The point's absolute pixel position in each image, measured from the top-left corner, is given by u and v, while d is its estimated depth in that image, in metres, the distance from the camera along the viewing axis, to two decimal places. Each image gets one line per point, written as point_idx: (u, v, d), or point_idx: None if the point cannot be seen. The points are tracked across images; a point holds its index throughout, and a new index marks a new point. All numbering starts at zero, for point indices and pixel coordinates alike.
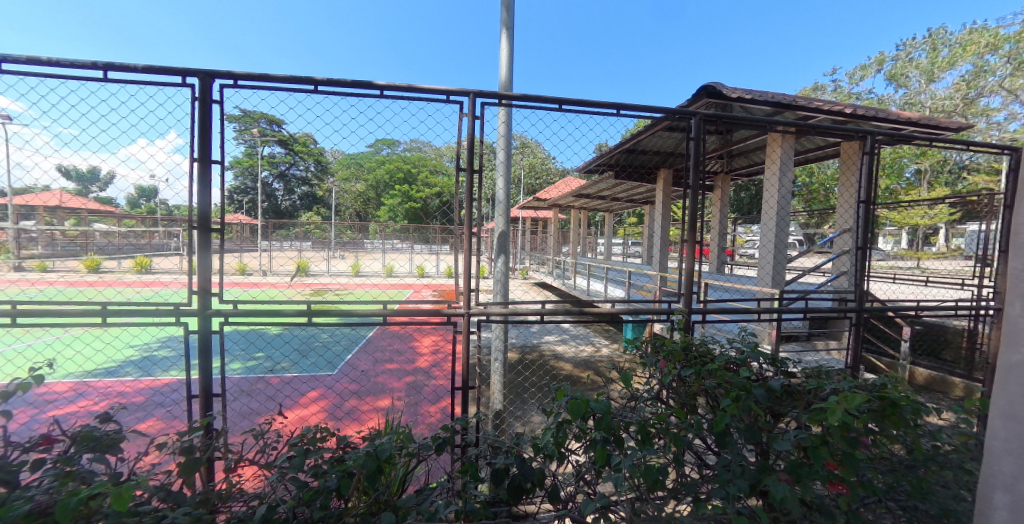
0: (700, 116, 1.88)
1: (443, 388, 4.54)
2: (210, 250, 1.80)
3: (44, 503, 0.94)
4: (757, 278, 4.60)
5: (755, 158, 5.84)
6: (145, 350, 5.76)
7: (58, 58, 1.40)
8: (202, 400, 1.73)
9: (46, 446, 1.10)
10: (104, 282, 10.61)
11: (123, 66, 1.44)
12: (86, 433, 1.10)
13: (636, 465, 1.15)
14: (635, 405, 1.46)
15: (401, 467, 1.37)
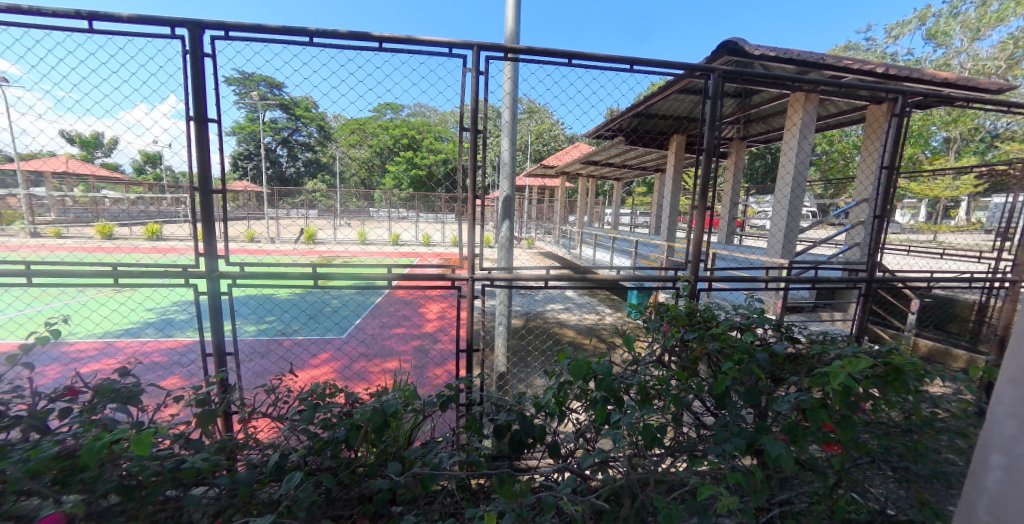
0: (720, 72, 1.76)
1: (448, 351, 4.67)
2: (213, 213, 1.80)
3: (71, 446, 0.98)
4: (765, 248, 4.53)
5: (773, 124, 5.61)
6: (160, 312, 5.92)
7: (39, 7, 1.34)
8: (214, 358, 1.78)
9: (70, 397, 1.14)
10: (119, 247, 10.80)
11: (107, 16, 1.39)
12: (105, 385, 1.13)
13: (635, 423, 1.17)
14: (636, 369, 1.47)
15: (407, 423, 1.42)
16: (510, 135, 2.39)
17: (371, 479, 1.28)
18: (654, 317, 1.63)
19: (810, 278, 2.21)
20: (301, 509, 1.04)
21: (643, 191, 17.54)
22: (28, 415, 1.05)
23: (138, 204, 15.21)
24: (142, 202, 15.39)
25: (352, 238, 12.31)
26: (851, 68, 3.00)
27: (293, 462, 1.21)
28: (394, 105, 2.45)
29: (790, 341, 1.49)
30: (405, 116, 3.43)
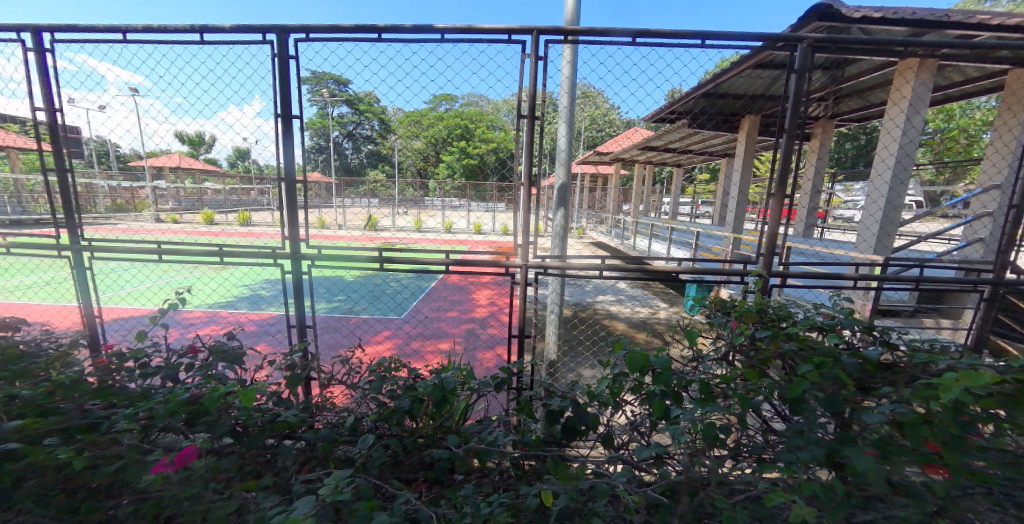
0: (809, 41, 1.57)
1: (498, 337, 4.80)
2: (296, 201, 2.00)
3: (197, 394, 1.19)
4: (854, 242, 4.07)
5: (871, 99, 4.97)
6: (250, 288, 6.72)
7: (162, 23, 1.56)
8: (297, 330, 2.00)
9: (193, 354, 1.37)
10: (216, 230, 12.30)
11: (214, 27, 1.59)
12: (218, 346, 1.34)
13: (696, 420, 1.15)
14: (696, 365, 1.42)
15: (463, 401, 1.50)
16: (568, 121, 2.38)
17: (431, 449, 1.37)
18: (718, 311, 1.55)
19: (914, 277, 1.94)
20: (374, 467, 1.17)
21: (707, 178, 16.41)
22: (164, 366, 1.28)
23: (231, 194, 17.20)
24: (234, 193, 17.37)
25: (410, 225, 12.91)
26: (982, 27, 2.54)
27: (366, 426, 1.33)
28: (450, 96, 2.52)
29: (885, 347, 1.33)
30: (458, 106, 3.52)
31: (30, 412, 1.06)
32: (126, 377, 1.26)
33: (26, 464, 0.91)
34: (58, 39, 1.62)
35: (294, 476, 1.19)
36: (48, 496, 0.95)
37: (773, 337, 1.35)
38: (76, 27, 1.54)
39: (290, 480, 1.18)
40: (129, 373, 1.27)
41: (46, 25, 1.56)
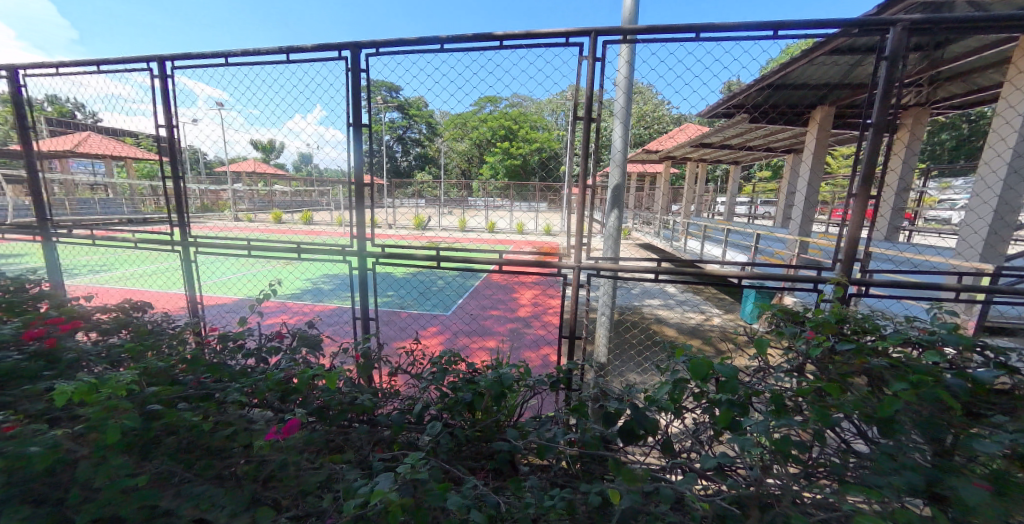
0: (904, 24, 1.43)
1: (542, 337, 4.79)
2: (364, 203, 2.16)
3: (290, 374, 1.35)
4: (956, 248, 3.60)
5: (979, 82, 4.39)
6: (311, 281, 7.23)
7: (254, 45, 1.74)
8: (362, 323, 2.16)
9: (279, 339, 1.55)
10: (278, 228, 13.27)
11: (297, 46, 1.75)
12: (302, 333, 1.50)
13: (770, 432, 1.03)
14: (766, 374, 1.30)
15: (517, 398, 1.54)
16: (624, 121, 2.35)
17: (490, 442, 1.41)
18: (786, 319, 1.42)
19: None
20: (443, 451, 1.24)
21: (768, 176, 15.29)
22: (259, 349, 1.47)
23: (294, 195, 18.58)
24: (297, 194, 18.74)
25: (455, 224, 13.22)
26: None
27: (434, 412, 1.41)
28: (496, 98, 2.57)
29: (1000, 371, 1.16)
30: (503, 107, 3.56)
31: (161, 380, 1.23)
32: (230, 356, 1.45)
33: (164, 424, 1.05)
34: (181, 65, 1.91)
35: (370, 454, 1.29)
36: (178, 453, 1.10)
37: (854, 350, 1.22)
38: (181, 56, 1.75)
39: (366, 457, 1.29)
40: (231, 353, 1.46)
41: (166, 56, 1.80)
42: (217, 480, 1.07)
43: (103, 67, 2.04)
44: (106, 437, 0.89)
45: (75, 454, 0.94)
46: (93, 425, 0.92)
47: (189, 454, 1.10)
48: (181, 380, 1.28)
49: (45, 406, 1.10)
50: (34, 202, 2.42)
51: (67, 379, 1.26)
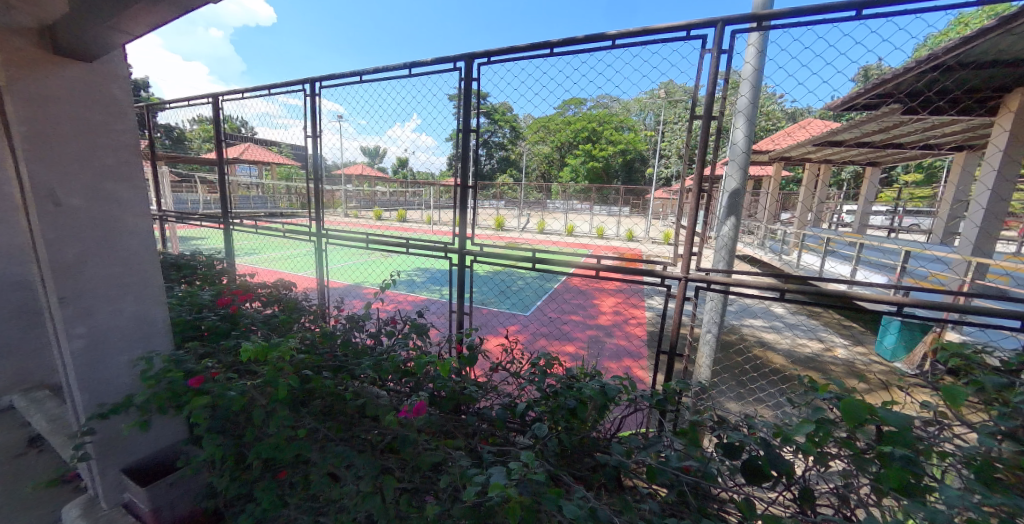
0: None
1: (624, 348, 4.57)
2: (466, 201, 2.37)
3: (408, 359, 1.53)
4: None
5: None
6: (403, 273, 7.82)
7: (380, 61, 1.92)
8: (456, 317, 2.40)
9: (393, 323, 1.87)
10: (381, 225, 14.63)
11: (418, 61, 1.90)
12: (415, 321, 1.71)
13: (968, 505, 0.77)
14: (950, 429, 1.00)
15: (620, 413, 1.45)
16: (749, 119, 2.11)
17: (597, 453, 1.36)
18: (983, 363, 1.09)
19: None
20: (550, 456, 1.21)
21: (918, 181, 12.56)
22: (380, 329, 1.80)
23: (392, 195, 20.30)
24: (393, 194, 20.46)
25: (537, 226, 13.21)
26: None
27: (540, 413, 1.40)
28: (582, 99, 2.51)
29: None
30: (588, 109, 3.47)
31: (308, 350, 1.57)
32: (356, 331, 1.79)
33: (313, 386, 1.35)
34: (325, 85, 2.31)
35: (476, 445, 1.35)
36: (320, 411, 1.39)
37: None
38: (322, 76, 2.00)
39: (474, 447, 1.34)
40: (358, 330, 1.81)
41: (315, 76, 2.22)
42: (347, 441, 1.35)
43: (262, 89, 2.39)
44: (279, 391, 1.21)
45: (257, 399, 1.29)
46: (270, 381, 1.27)
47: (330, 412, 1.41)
48: (319, 351, 1.63)
49: (235, 361, 1.52)
50: (219, 199, 3.11)
51: (246, 341, 1.70)
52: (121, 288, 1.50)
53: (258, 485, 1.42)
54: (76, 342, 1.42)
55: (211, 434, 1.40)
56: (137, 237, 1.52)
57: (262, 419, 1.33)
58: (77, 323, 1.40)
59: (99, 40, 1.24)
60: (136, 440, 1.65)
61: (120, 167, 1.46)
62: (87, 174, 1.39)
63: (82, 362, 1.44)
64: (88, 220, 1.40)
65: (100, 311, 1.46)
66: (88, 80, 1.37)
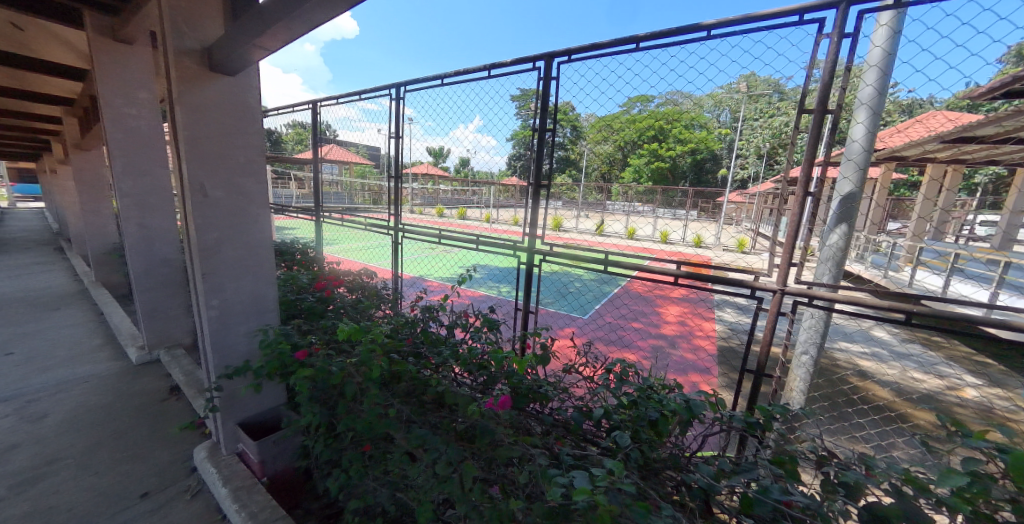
0: None
1: (691, 362, 4.29)
2: (539, 199, 2.38)
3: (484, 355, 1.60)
4: None
5: None
6: (462, 269, 8.03)
7: (461, 66, 2.02)
8: (522, 316, 2.40)
9: (465, 318, 1.96)
10: (444, 222, 15.16)
11: (497, 64, 1.99)
12: (488, 317, 1.77)
13: None
14: None
15: (704, 431, 1.36)
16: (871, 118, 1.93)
17: (676, 471, 1.27)
18: None
19: None
20: (632, 465, 1.16)
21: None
22: (457, 322, 1.91)
23: (454, 194, 20.96)
24: (455, 193, 21.13)
25: (599, 229, 12.86)
26: None
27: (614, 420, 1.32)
28: (647, 96, 2.38)
29: None
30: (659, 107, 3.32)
31: (393, 336, 1.72)
32: (433, 321, 1.91)
33: (397, 368, 1.48)
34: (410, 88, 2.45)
35: (552, 445, 1.35)
36: (403, 394, 1.51)
37: None
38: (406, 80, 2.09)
39: (550, 446, 1.34)
40: (435, 321, 1.93)
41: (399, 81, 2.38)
42: (425, 423, 1.46)
43: (358, 93, 2.64)
44: (372, 370, 1.35)
45: (354, 375, 1.46)
46: (364, 359, 1.43)
47: (412, 395, 1.53)
48: (402, 336, 1.77)
49: (333, 339, 1.74)
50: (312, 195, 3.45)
51: (340, 323, 1.91)
52: (245, 268, 1.72)
53: (347, 453, 1.58)
54: (209, 312, 1.66)
55: (311, 403, 1.59)
56: (259, 224, 1.73)
57: (355, 393, 1.49)
58: (213, 296, 1.65)
59: (243, 57, 1.43)
60: (249, 400, 1.94)
61: (249, 164, 1.66)
62: (226, 170, 1.61)
63: (215, 330, 1.69)
64: (224, 210, 1.63)
65: (228, 286, 1.69)
66: (231, 89, 1.57)
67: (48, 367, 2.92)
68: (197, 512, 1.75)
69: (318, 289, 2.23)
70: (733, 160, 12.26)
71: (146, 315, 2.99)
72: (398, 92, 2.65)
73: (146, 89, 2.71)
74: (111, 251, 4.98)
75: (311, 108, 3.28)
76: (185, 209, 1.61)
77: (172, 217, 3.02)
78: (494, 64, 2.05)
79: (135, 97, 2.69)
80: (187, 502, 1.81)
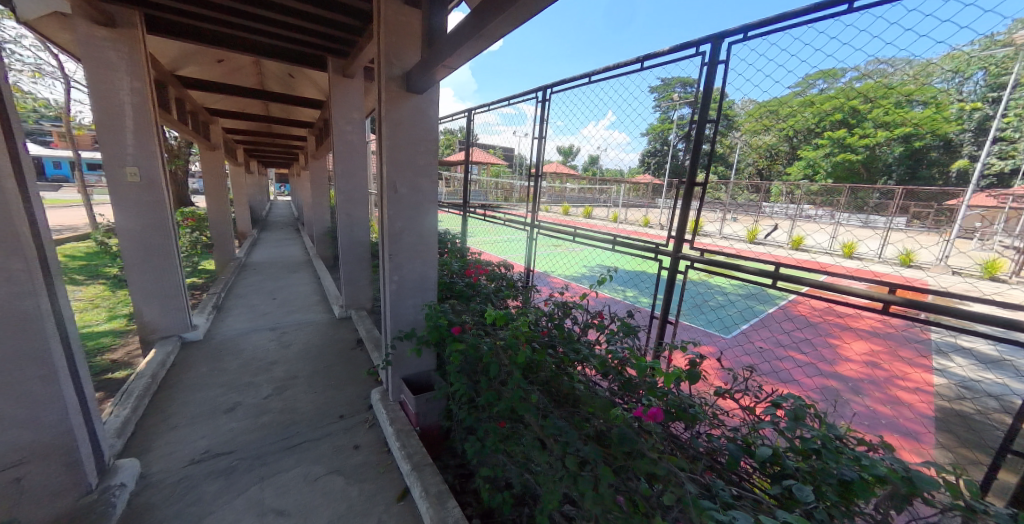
0: None
1: (891, 410, 3.18)
2: (691, 200, 2.18)
3: (623, 361, 1.60)
4: None
5: None
6: (587, 269, 7.86)
7: (616, 63, 2.03)
8: (659, 324, 2.24)
9: (599, 319, 1.98)
10: (571, 220, 15.16)
11: (653, 54, 1.95)
12: (627, 323, 1.76)
13: None
14: None
15: (929, 517, 1.07)
16: None
17: None
18: None
19: None
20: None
21: None
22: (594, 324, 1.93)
23: (583, 192, 20.70)
24: (584, 190, 20.90)
25: (754, 236, 11.10)
26: None
27: (789, 464, 1.20)
28: (837, 71, 1.95)
29: None
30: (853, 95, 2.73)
31: (533, 326, 1.87)
32: (569, 317, 1.97)
33: (538, 359, 1.61)
34: (556, 90, 2.56)
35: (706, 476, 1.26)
36: (546, 385, 1.63)
37: None
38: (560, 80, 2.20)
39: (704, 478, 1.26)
40: (572, 318, 1.99)
41: (547, 84, 2.54)
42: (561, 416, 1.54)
43: (516, 96, 2.89)
44: (519, 356, 1.49)
45: (501, 358, 1.67)
46: (512, 342, 1.62)
47: (552, 387, 1.63)
48: (540, 328, 1.90)
49: (481, 320, 1.99)
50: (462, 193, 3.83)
51: (487, 307, 2.16)
52: (417, 253, 2.19)
53: (484, 424, 1.76)
54: (391, 285, 2.17)
55: (460, 374, 1.83)
56: (429, 216, 2.19)
57: (499, 373, 1.68)
58: (394, 273, 2.14)
59: (430, 79, 1.85)
60: (412, 362, 2.40)
61: (424, 166, 2.12)
62: (411, 174, 2.10)
63: (394, 299, 2.20)
64: (405, 204, 2.11)
65: (405, 267, 2.17)
66: (419, 106, 2.04)
67: (292, 312, 4.19)
68: (373, 439, 2.34)
69: (467, 274, 2.60)
70: (977, 147, 8.98)
71: (346, 283, 3.98)
72: (543, 94, 2.75)
73: (358, 110, 3.57)
74: (324, 234, 6.53)
75: (466, 116, 3.67)
76: (382, 204, 2.14)
77: (365, 210, 3.83)
78: (650, 55, 1.97)
79: (352, 117, 3.58)
80: (366, 430, 2.43)
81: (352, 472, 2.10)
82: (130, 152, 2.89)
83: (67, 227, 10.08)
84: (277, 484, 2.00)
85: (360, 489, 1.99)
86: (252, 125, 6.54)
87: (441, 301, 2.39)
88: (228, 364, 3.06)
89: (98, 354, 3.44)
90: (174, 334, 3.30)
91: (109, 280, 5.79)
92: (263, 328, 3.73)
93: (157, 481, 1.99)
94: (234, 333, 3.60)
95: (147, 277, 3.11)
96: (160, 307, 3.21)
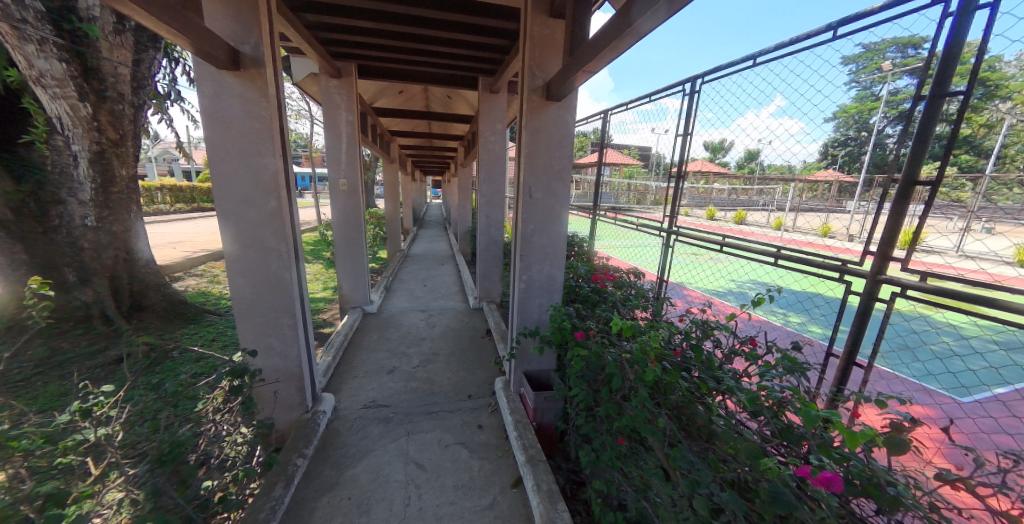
0: None
1: None
2: (908, 203, 1.36)
3: (783, 401, 1.10)
4: None
5: None
6: (736, 284, 6.61)
7: (798, 37, 1.50)
8: (839, 367, 1.51)
9: (750, 344, 1.43)
10: (722, 227, 13.16)
11: (856, 16, 1.35)
12: (789, 356, 1.23)
13: None
14: None
15: None
16: None
17: None
18: None
19: None
20: None
21: None
22: (738, 351, 1.40)
23: (738, 195, 17.87)
24: (738, 193, 18.00)
25: None
26: None
27: None
28: None
29: None
30: None
31: (662, 340, 1.44)
32: (704, 337, 1.47)
33: (673, 382, 1.22)
34: (709, 80, 2.05)
35: None
36: (678, 413, 1.24)
37: None
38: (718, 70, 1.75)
39: None
40: (709, 338, 1.47)
41: (699, 74, 2.07)
42: (694, 449, 1.16)
43: (657, 91, 2.45)
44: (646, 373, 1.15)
45: (626, 369, 1.33)
46: (638, 357, 1.27)
47: (684, 418, 1.23)
48: (670, 343, 1.46)
49: (607, 327, 1.67)
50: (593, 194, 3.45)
51: (627, 317, 1.83)
52: (547, 255, 1.96)
53: (601, 435, 1.44)
54: (520, 284, 1.98)
55: (579, 379, 1.54)
56: (560, 221, 1.94)
57: (624, 388, 1.34)
58: (522, 276, 1.95)
59: (571, 85, 1.62)
60: (534, 361, 2.20)
61: (560, 171, 1.88)
62: (546, 178, 1.89)
63: (521, 302, 2.01)
64: (540, 209, 1.91)
65: (534, 270, 1.96)
66: (561, 113, 1.83)
67: (439, 298, 4.47)
68: (496, 422, 2.21)
69: (594, 280, 2.27)
70: None
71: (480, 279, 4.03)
72: (692, 85, 2.23)
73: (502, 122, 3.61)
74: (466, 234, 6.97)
75: (600, 117, 3.32)
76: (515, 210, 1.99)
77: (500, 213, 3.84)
78: (843, 20, 1.38)
79: (496, 128, 3.65)
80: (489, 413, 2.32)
81: (475, 448, 2.01)
82: (344, 169, 3.41)
83: (307, 223, 13.23)
84: (419, 440, 2.05)
85: (481, 466, 1.89)
86: (417, 141, 7.44)
87: (566, 304, 2.13)
88: (391, 333, 3.39)
89: (316, 312, 4.25)
90: (359, 306, 3.79)
91: (325, 261, 7.29)
92: (417, 309, 4.05)
93: (343, 414, 2.24)
94: (396, 310, 4.01)
95: (350, 262, 3.63)
96: (353, 283, 3.72)
